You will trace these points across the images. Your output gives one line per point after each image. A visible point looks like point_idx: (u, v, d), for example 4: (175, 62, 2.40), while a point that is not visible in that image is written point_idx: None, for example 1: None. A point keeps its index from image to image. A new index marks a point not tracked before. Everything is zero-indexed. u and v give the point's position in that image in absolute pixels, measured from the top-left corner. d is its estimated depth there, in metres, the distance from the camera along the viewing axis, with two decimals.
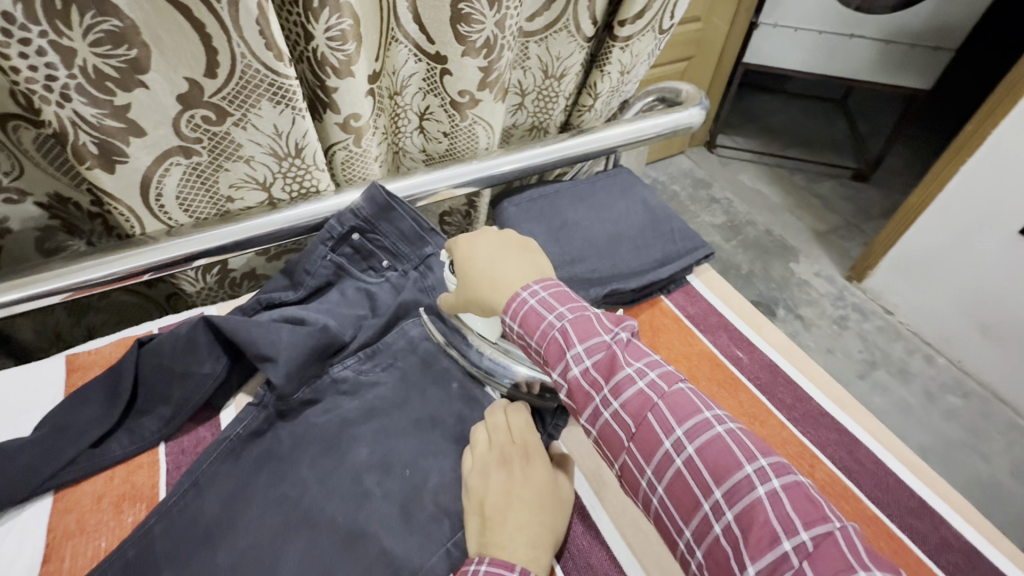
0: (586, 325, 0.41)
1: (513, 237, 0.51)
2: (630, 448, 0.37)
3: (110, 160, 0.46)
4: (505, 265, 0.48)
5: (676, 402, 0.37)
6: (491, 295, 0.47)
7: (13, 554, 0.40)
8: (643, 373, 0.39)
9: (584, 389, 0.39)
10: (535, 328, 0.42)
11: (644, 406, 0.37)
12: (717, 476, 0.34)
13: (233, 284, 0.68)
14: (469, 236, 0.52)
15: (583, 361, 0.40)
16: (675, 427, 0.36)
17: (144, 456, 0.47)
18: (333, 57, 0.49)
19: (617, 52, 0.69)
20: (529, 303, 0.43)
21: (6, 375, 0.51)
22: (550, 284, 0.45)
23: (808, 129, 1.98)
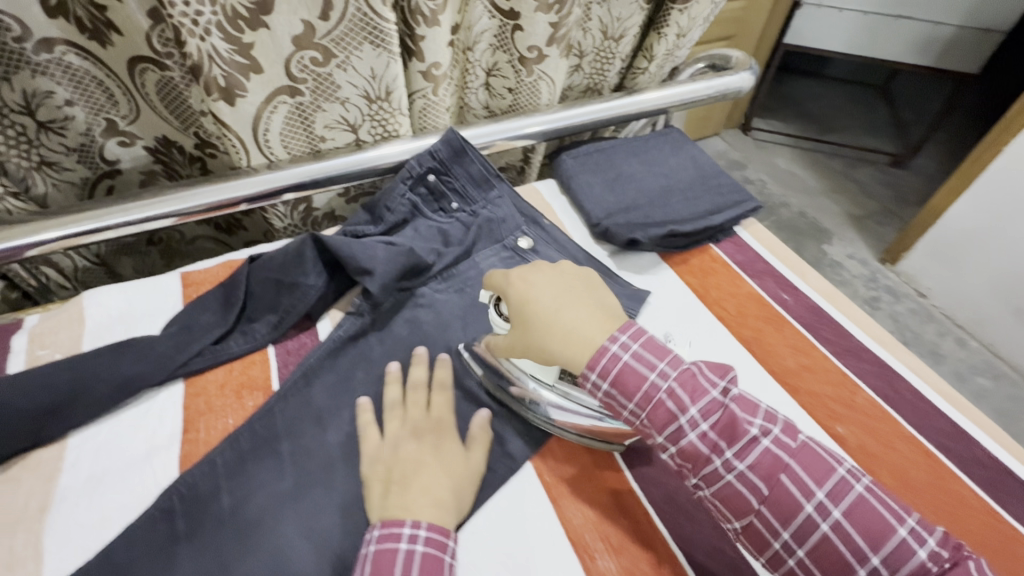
0: (696, 385, 0.39)
1: (565, 272, 0.47)
2: (760, 511, 0.37)
3: (232, 93, 0.52)
4: (572, 311, 0.43)
5: (808, 460, 0.37)
6: (558, 348, 0.42)
7: (156, 424, 0.47)
8: (767, 431, 0.38)
9: (702, 453, 0.38)
10: (632, 386, 0.40)
11: (777, 470, 0.36)
12: (871, 542, 0.34)
13: (314, 222, 0.74)
14: (522, 272, 0.46)
15: (699, 426, 0.38)
16: (815, 489, 0.36)
17: (256, 354, 0.53)
18: (425, 7, 0.55)
19: (675, 15, 0.73)
20: (622, 358, 0.40)
21: (134, 288, 0.57)
22: (634, 328, 0.42)
23: (846, 113, 1.97)
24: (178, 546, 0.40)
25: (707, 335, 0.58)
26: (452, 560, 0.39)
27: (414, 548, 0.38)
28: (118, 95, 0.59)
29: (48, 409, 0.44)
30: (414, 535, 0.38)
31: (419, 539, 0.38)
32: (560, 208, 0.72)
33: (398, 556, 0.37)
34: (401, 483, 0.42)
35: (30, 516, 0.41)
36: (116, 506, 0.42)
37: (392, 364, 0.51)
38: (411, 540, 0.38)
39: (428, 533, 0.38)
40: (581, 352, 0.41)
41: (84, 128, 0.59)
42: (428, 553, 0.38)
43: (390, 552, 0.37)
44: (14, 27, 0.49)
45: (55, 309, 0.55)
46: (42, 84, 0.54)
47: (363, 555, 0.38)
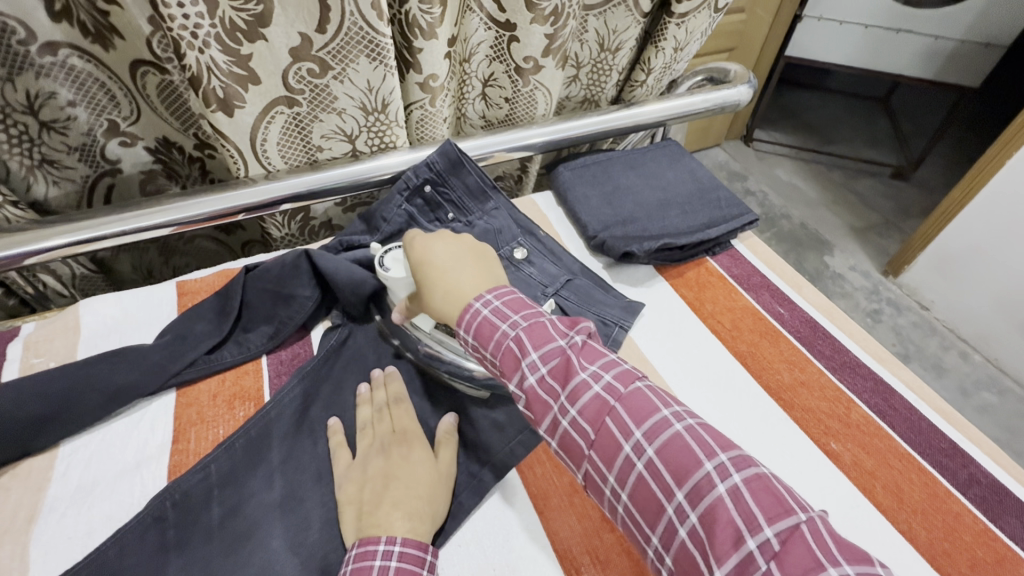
0: (539, 330, 0.40)
1: (467, 241, 0.50)
2: (590, 456, 0.36)
3: (230, 104, 0.53)
4: (457, 270, 0.46)
5: (631, 403, 0.36)
6: (442, 302, 0.45)
7: (148, 433, 0.47)
8: (599, 377, 0.38)
9: (541, 398, 0.38)
10: (489, 338, 0.41)
11: (602, 411, 0.36)
12: (678, 479, 0.33)
13: (312, 231, 0.74)
14: (427, 237, 0.50)
15: (539, 370, 0.39)
16: (634, 429, 0.35)
17: (249, 364, 0.53)
18: (421, 20, 0.55)
19: (673, 28, 0.73)
20: (482, 313, 0.42)
21: (129, 296, 0.58)
22: (504, 292, 0.44)
23: (848, 125, 1.97)
24: (167, 555, 0.40)
25: (703, 349, 0.58)
26: (431, 574, 0.38)
27: (389, 564, 0.37)
28: (120, 97, 0.60)
29: (39, 418, 0.44)
30: (388, 551, 0.38)
31: (394, 554, 0.37)
32: (557, 220, 0.72)
33: (373, 573, 0.36)
34: (388, 494, 0.41)
35: (18, 526, 0.41)
36: (105, 515, 0.42)
37: (378, 370, 0.52)
38: (385, 556, 0.37)
39: (403, 547, 0.38)
40: (456, 305, 0.44)
41: (86, 128, 0.60)
42: (403, 569, 0.37)
43: (366, 570, 0.37)
44: (20, 31, 0.50)
45: (51, 318, 0.55)
46: (46, 86, 0.55)
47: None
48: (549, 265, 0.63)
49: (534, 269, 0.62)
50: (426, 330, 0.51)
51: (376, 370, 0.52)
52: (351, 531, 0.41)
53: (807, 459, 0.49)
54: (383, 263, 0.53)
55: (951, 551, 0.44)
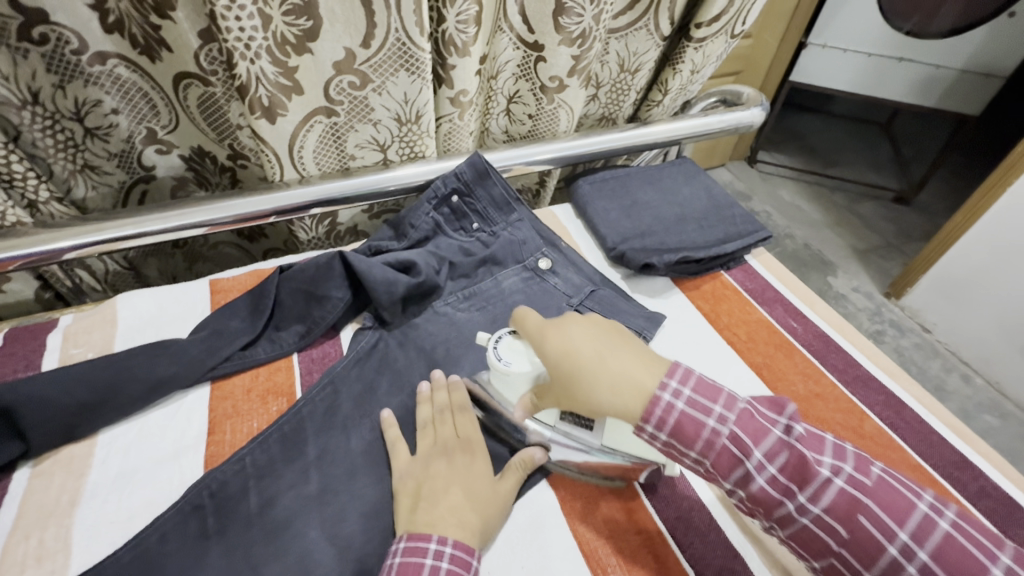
0: (755, 426, 0.38)
1: (588, 320, 0.44)
2: (796, 503, 0.36)
3: (273, 112, 0.55)
4: (616, 359, 0.41)
5: (885, 497, 0.35)
6: (609, 398, 0.39)
7: (185, 425, 0.49)
8: (788, 426, 0.39)
9: (734, 453, 0.38)
10: (695, 438, 0.38)
11: (855, 509, 0.35)
12: (897, 518, 0.34)
13: (337, 237, 0.76)
14: (551, 323, 0.44)
15: (728, 424, 0.38)
16: (838, 470, 0.36)
17: (281, 361, 0.55)
18: (457, 38, 0.58)
19: (691, 52, 0.76)
20: (678, 408, 0.38)
21: (164, 293, 0.59)
22: (689, 373, 0.40)
23: (850, 149, 2.01)
24: (206, 541, 0.41)
25: (720, 360, 0.60)
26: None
27: (439, 564, 0.38)
28: (161, 106, 0.62)
29: (84, 406, 0.46)
30: (439, 551, 0.39)
31: (445, 555, 0.38)
32: (576, 232, 0.75)
33: (424, 569, 0.38)
34: (444, 497, 0.43)
35: (61, 510, 0.42)
36: (145, 502, 0.43)
37: (439, 372, 0.53)
38: (436, 556, 0.38)
39: (453, 551, 0.39)
40: (637, 400, 0.39)
41: (126, 135, 0.62)
42: (451, 572, 0.38)
43: (415, 565, 0.38)
44: (74, 41, 0.53)
45: (90, 310, 0.57)
46: (93, 94, 0.57)
47: (388, 565, 0.39)
48: (572, 275, 0.65)
49: (557, 277, 0.65)
50: (549, 423, 0.47)
51: (438, 372, 0.52)
52: (403, 524, 0.42)
53: None
54: (488, 330, 0.51)
55: None
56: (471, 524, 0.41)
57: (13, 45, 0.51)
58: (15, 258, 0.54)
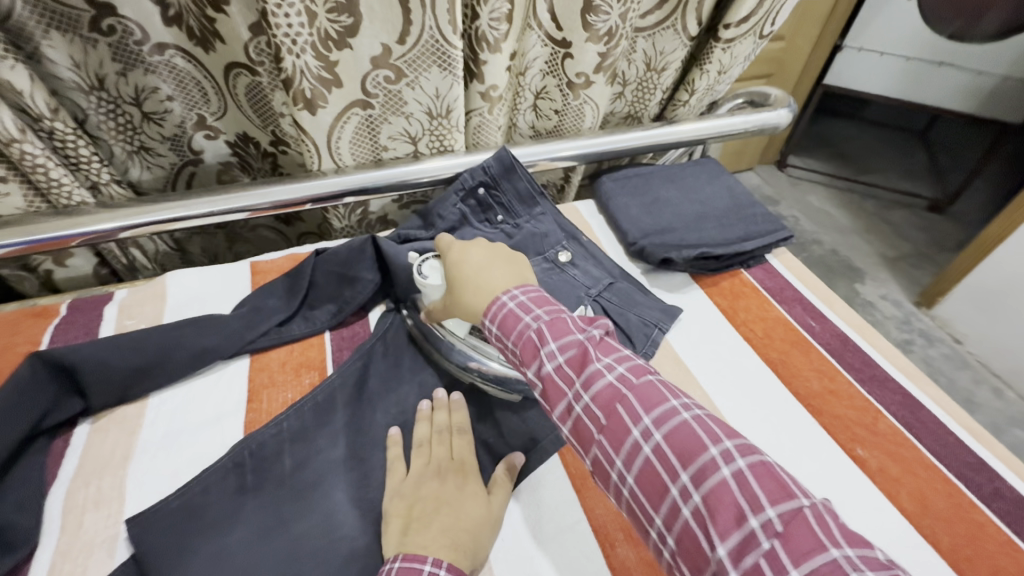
0: (560, 324, 0.41)
1: (502, 249, 0.53)
2: (634, 489, 0.35)
3: (314, 104, 0.59)
4: (491, 273, 0.48)
5: (678, 441, 0.34)
6: (473, 297, 0.48)
7: (226, 393, 0.53)
8: (665, 422, 0.35)
9: (588, 431, 0.37)
10: (531, 357, 0.41)
11: (657, 464, 0.34)
12: (738, 517, 0.31)
13: (368, 225, 0.80)
14: (464, 242, 0.53)
15: (582, 401, 0.38)
16: (682, 471, 0.33)
17: (314, 338, 0.59)
18: (489, 34, 0.61)
19: (718, 52, 0.77)
20: (508, 306, 0.44)
21: (210, 271, 0.64)
22: (529, 288, 0.45)
23: (885, 154, 1.97)
24: (244, 496, 0.45)
25: (736, 355, 0.61)
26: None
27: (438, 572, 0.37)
28: (211, 93, 0.66)
29: (138, 369, 0.50)
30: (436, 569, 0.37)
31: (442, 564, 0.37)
32: (598, 227, 0.77)
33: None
34: (437, 519, 0.42)
35: (116, 462, 0.47)
36: (189, 459, 0.47)
37: (440, 390, 0.52)
38: (435, 565, 0.37)
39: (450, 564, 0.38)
40: (487, 300, 0.47)
41: (179, 121, 0.67)
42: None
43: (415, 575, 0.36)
44: (137, 33, 0.58)
45: (142, 286, 0.62)
46: (151, 82, 0.62)
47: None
48: (591, 268, 0.67)
49: (578, 270, 0.66)
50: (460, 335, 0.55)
51: (440, 391, 0.52)
52: (393, 545, 0.41)
53: (831, 461, 0.51)
54: (422, 270, 0.54)
55: (973, 557, 0.46)
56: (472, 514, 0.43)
57: (84, 35, 0.56)
58: (76, 235, 0.58)
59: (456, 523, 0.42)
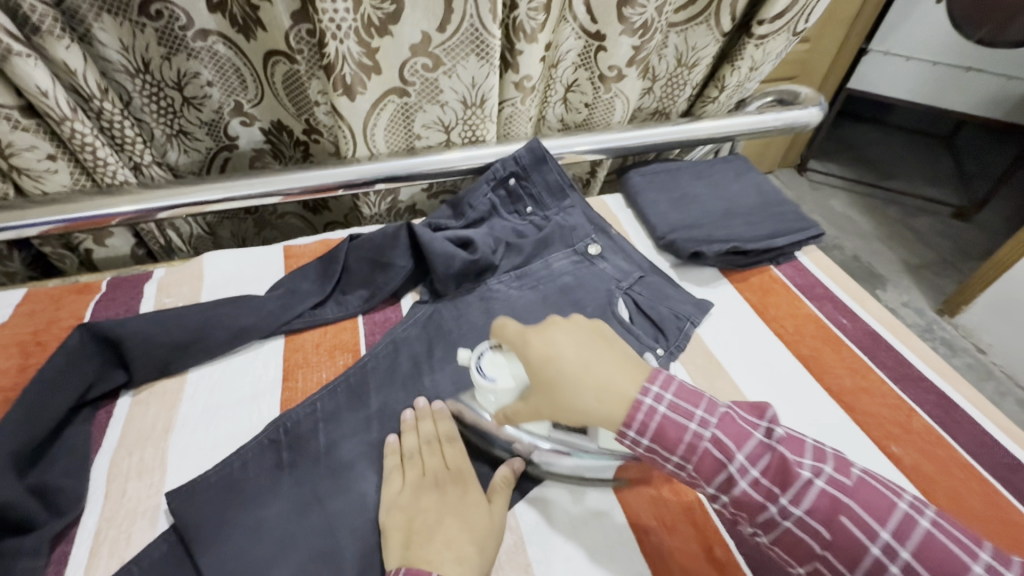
0: (726, 422, 0.38)
1: (583, 322, 0.44)
2: (822, 555, 0.35)
3: (353, 91, 0.60)
4: (600, 368, 0.40)
5: (865, 497, 0.35)
6: (596, 404, 0.39)
7: (262, 371, 0.53)
8: (818, 470, 0.36)
9: (756, 501, 0.36)
10: (676, 441, 0.38)
11: (836, 509, 0.35)
12: (943, 573, 0.32)
13: (397, 214, 0.80)
14: (539, 328, 0.44)
15: (749, 472, 0.36)
16: (879, 529, 0.34)
17: (347, 321, 0.59)
18: (527, 25, 0.61)
19: (751, 48, 0.77)
20: (660, 412, 0.38)
21: (245, 254, 0.65)
22: (667, 378, 0.40)
23: (908, 160, 1.95)
24: (281, 472, 0.46)
25: (766, 351, 0.60)
26: None
27: None
28: (249, 81, 0.67)
29: (178, 345, 0.51)
30: None
31: None
32: (626, 221, 0.77)
33: None
34: (439, 531, 0.41)
35: (157, 434, 0.48)
36: (227, 434, 0.48)
37: (424, 399, 0.51)
38: None
39: None
40: (621, 407, 0.38)
41: (217, 106, 0.68)
42: None
43: None
44: (182, 18, 0.58)
45: (179, 266, 0.63)
46: (192, 67, 0.63)
47: None
48: (620, 262, 0.67)
49: (607, 263, 0.66)
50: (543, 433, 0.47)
51: (421, 400, 0.51)
52: (395, 559, 0.39)
53: (864, 458, 0.51)
54: (483, 370, 0.48)
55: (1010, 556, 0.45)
56: (478, 524, 0.42)
57: (133, 19, 0.57)
58: (115, 214, 0.59)
59: (461, 533, 0.41)
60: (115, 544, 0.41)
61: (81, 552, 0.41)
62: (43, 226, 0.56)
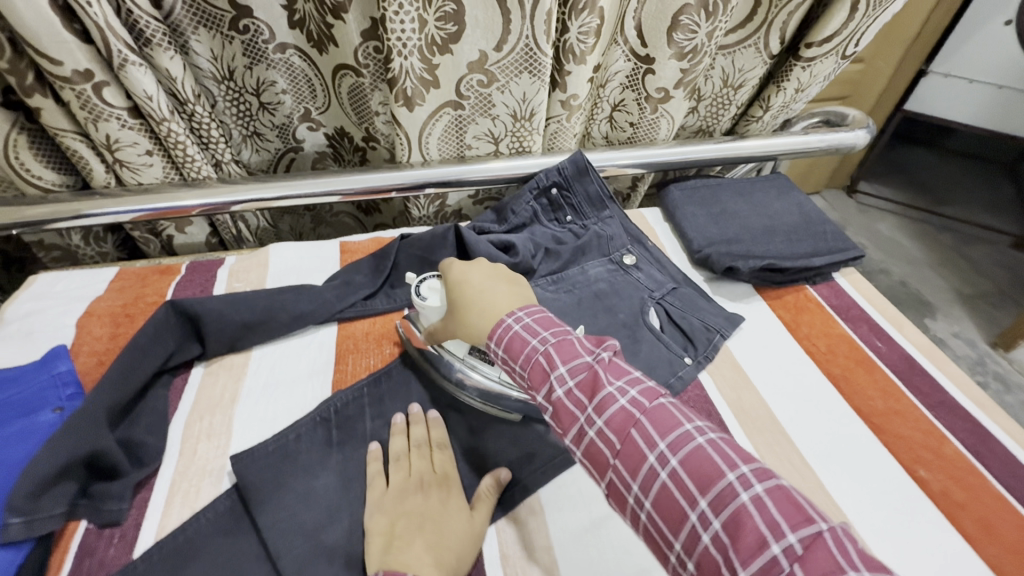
0: (567, 346, 0.41)
1: (493, 264, 0.54)
2: (615, 464, 0.36)
3: (412, 101, 0.65)
4: (492, 291, 0.49)
5: (695, 463, 0.33)
6: (476, 319, 0.47)
7: (317, 353, 0.59)
8: (702, 429, 0.35)
9: (568, 410, 0.38)
10: (519, 351, 0.42)
11: (701, 464, 0.33)
12: (700, 486, 0.32)
13: (444, 216, 0.85)
14: (463, 262, 0.54)
15: (596, 423, 0.37)
16: (658, 440, 0.35)
17: (395, 314, 0.64)
18: (577, 47, 0.65)
19: (798, 70, 0.78)
20: (514, 327, 0.43)
21: (307, 247, 0.71)
22: (534, 309, 0.45)
23: (967, 187, 1.87)
24: (331, 446, 0.50)
25: (796, 368, 0.61)
26: None
27: None
28: (319, 91, 0.74)
29: (247, 325, 0.57)
30: None
31: None
32: (663, 234, 0.79)
33: None
34: (419, 535, 0.42)
35: (225, 402, 0.53)
36: (285, 407, 0.53)
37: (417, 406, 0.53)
38: None
39: None
40: (489, 319, 0.46)
41: (288, 112, 0.75)
42: None
43: None
44: (265, 32, 0.65)
45: (248, 255, 0.69)
46: (269, 77, 0.70)
47: None
48: (654, 273, 0.69)
49: (641, 273, 0.69)
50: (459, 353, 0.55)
51: (414, 406, 0.53)
52: (375, 560, 0.40)
53: (890, 479, 0.51)
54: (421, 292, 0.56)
55: None
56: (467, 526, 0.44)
57: (224, 33, 0.64)
58: (194, 206, 0.65)
59: (440, 538, 0.42)
60: (186, 495, 0.47)
61: (158, 501, 0.46)
62: (133, 213, 0.63)
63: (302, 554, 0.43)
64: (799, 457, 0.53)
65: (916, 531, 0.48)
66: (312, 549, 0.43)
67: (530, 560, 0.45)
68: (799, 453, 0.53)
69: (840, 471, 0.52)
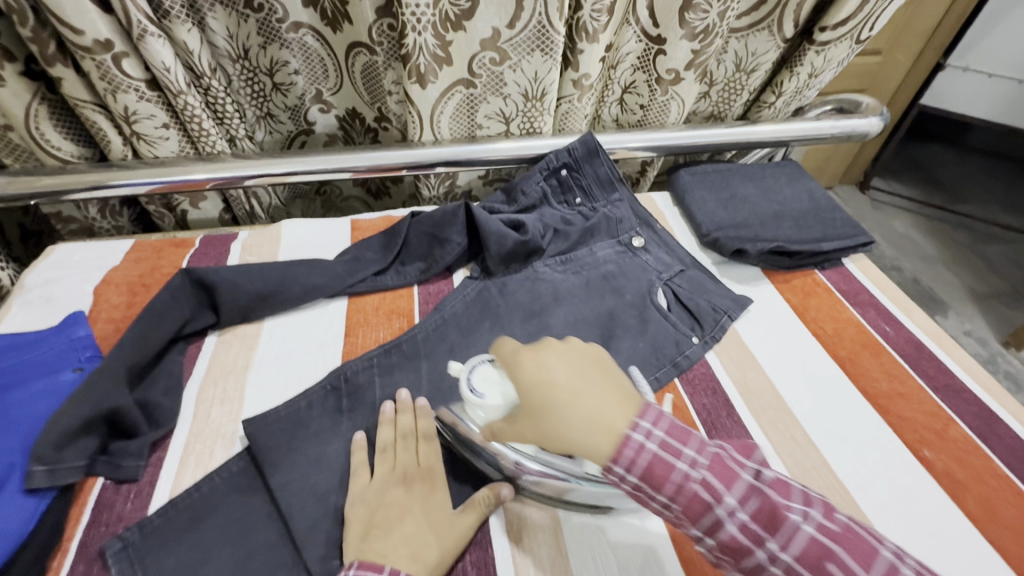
0: (677, 432, 0.36)
1: (566, 343, 0.42)
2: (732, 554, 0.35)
3: (424, 79, 0.65)
4: (593, 397, 0.37)
5: (850, 542, 0.33)
6: (583, 436, 0.36)
7: (327, 325, 0.60)
8: (807, 515, 0.34)
9: (743, 539, 0.34)
10: (665, 482, 0.35)
11: (823, 556, 0.33)
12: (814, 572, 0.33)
13: (454, 198, 0.86)
14: (533, 347, 0.42)
15: (736, 517, 0.34)
16: (771, 539, 0.34)
17: (404, 289, 0.65)
18: (589, 25, 0.65)
19: (812, 54, 0.77)
20: (650, 450, 0.35)
21: (318, 224, 0.72)
22: (657, 414, 0.37)
23: (981, 183, 1.84)
24: (341, 414, 0.51)
25: (803, 351, 0.61)
26: None
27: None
28: (331, 71, 0.74)
29: (260, 296, 0.58)
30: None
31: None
32: (672, 218, 0.79)
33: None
34: (398, 527, 0.42)
35: (238, 369, 0.55)
36: (297, 375, 0.54)
37: (403, 391, 0.51)
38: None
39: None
40: (587, 432, 0.36)
41: (300, 93, 0.76)
42: None
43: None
44: (279, 11, 0.66)
45: (261, 230, 0.70)
46: (283, 56, 0.71)
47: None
48: (662, 255, 0.69)
49: (649, 255, 0.69)
50: (529, 451, 0.46)
51: (401, 393, 0.51)
52: (352, 551, 0.41)
53: (895, 459, 0.51)
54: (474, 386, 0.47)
55: None
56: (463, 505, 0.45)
57: (239, 10, 0.65)
58: (208, 179, 0.66)
59: (423, 527, 0.43)
60: (199, 457, 0.48)
61: (173, 460, 0.48)
62: (148, 185, 0.64)
63: (313, 514, 0.44)
64: (803, 436, 0.53)
65: (918, 510, 0.48)
66: (322, 510, 0.44)
67: (533, 527, 0.47)
68: (804, 432, 0.53)
69: (845, 451, 0.52)
